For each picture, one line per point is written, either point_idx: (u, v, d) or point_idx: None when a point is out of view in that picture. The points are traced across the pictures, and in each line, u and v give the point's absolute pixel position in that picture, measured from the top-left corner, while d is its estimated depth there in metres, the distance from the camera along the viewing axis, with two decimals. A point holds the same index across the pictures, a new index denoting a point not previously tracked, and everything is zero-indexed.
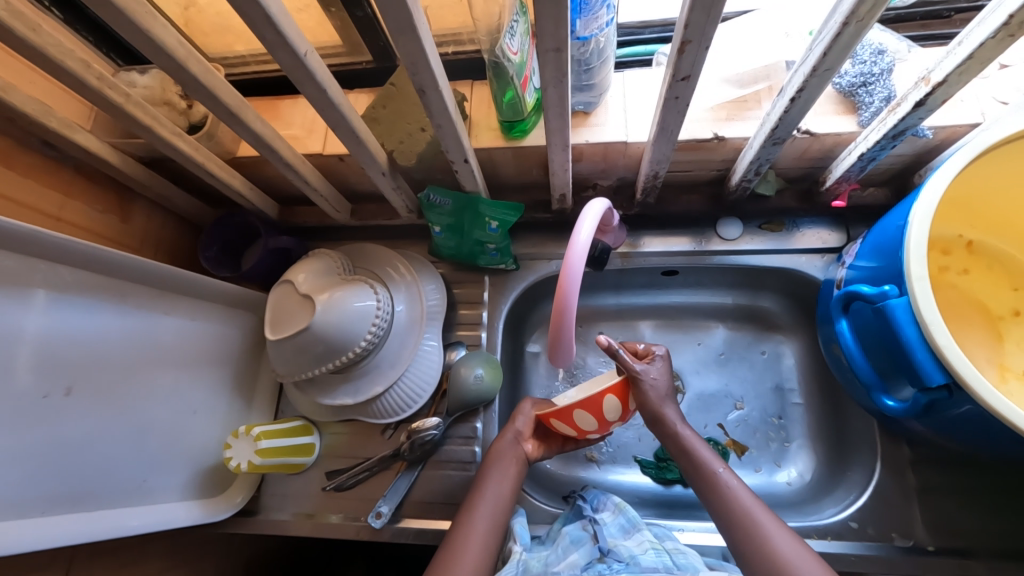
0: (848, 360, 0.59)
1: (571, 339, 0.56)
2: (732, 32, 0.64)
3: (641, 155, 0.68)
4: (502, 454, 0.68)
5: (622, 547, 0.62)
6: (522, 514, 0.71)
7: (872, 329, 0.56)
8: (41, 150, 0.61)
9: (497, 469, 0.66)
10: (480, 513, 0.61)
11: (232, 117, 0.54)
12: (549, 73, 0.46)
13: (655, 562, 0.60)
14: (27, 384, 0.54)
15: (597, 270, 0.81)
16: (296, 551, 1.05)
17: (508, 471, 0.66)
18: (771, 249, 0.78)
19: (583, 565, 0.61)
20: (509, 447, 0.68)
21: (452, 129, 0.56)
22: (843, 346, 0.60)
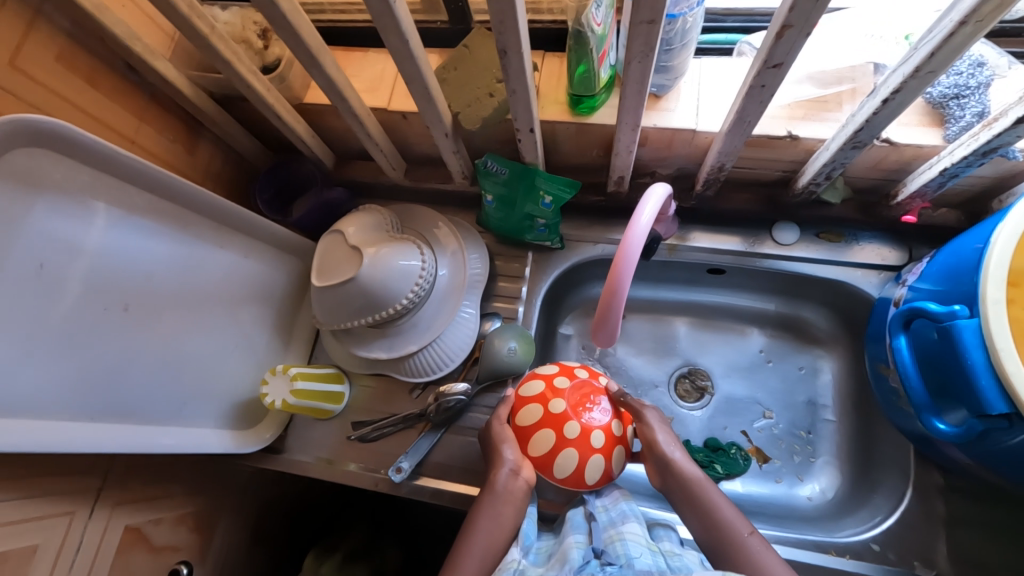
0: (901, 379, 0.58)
1: (617, 320, 0.55)
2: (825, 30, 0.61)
3: (708, 146, 0.66)
4: (501, 491, 0.62)
5: (617, 545, 0.59)
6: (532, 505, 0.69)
7: (932, 352, 0.54)
8: (123, 73, 0.63)
9: (491, 505, 0.61)
10: (484, 536, 0.59)
11: (310, 59, 0.55)
12: (636, 48, 0.45)
13: (650, 565, 0.56)
14: (85, 295, 0.57)
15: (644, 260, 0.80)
16: (295, 500, 1.09)
17: (504, 506, 0.61)
18: (825, 259, 0.76)
19: (578, 566, 0.56)
20: (503, 486, 0.62)
21: (525, 96, 0.55)
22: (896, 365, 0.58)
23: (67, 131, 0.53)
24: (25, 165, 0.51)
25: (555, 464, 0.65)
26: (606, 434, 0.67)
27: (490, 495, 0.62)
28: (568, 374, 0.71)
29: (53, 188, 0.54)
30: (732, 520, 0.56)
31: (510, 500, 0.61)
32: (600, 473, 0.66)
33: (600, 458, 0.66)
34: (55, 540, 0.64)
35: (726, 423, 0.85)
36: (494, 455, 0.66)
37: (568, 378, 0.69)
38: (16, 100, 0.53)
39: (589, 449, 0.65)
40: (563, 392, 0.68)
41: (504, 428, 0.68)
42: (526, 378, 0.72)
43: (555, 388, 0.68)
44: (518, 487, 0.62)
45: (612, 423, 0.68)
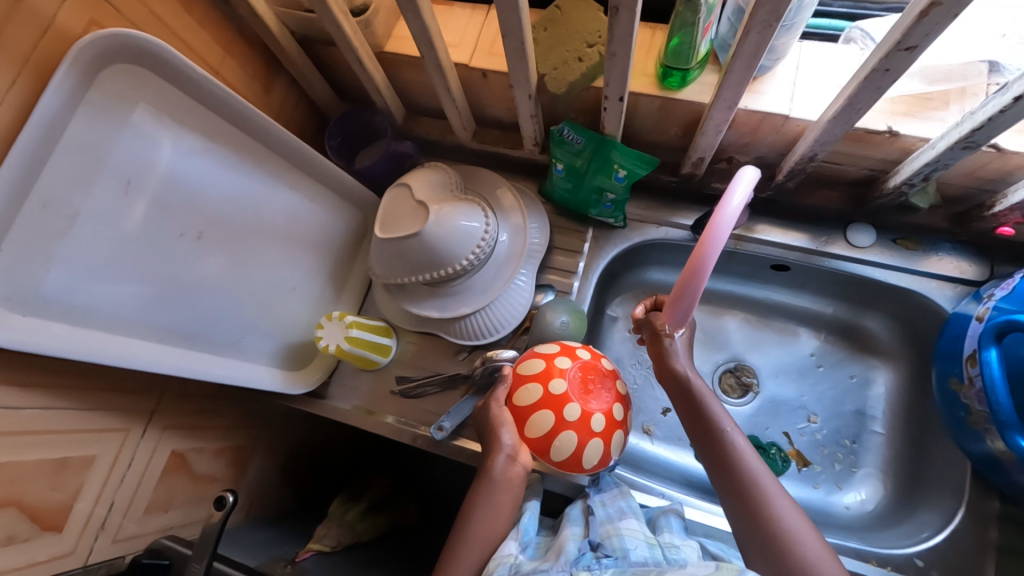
0: (989, 391, 0.56)
1: (694, 299, 0.54)
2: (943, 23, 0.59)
3: (798, 135, 0.64)
4: (498, 479, 0.61)
5: (614, 540, 0.60)
6: (536, 499, 0.69)
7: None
8: (215, 2, 0.63)
9: (486, 493, 0.61)
10: (483, 524, 0.61)
11: (408, 1, 0.54)
12: (760, 16, 0.43)
13: (646, 557, 0.58)
14: (168, 219, 0.58)
15: None
16: (317, 446, 1.11)
17: (502, 494, 0.61)
18: (898, 266, 0.73)
19: (575, 559, 0.58)
20: (501, 473, 0.61)
21: (624, 60, 0.53)
22: (986, 377, 0.56)
23: (165, 53, 0.53)
24: (121, 84, 0.52)
25: (553, 446, 0.62)
26: (606, 418, 0.64)
27: (488, 482, 0.61)
28: (570, 353, 0.66)
29: (145, 104, 0.54)
30: (789, 521, 0.51)
31: (509, 488, 0.61)
32: (598, 458, 0.63)
33: (600, 442, 0.63)
34: (110, 454, 0.66)
35: (768, 423, 0.84)
36: (492, 436, 0.64)
37: (569, 357, 0.65)
38: (118, 15, 0.53)
39: (589, 432, 0.62)
40: (563, 372, 0.64)
41: (500, 410, 0.65)
42: (525, 356, 0.68)
43: (555, 367, 0.64)
44: (514, 475, 0.62)
45: (613, 406, 0.65)
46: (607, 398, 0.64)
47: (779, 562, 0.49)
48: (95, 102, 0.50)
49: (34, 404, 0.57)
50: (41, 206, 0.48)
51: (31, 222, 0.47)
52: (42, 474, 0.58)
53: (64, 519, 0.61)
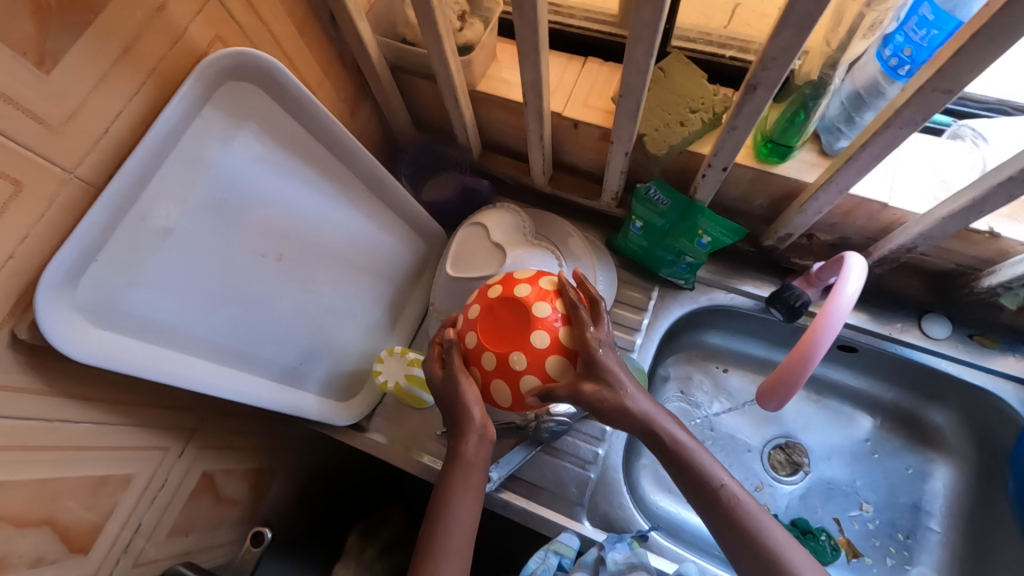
0: None
1: (800, 382, 0.51)
2: None
3: (894, 223, 0.63)
4: (472, 461, 0.58)
5: None
6: (556, 551, 0.66)
7: None
8: (325, 26, 0.63)
9: (459, 482, 0.57)
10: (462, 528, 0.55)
11: (531, 50, 0.54)
12: (906, 113, 0.43)
13: None
14: (251, 239, 0.57)
15: (789, 322, 0.73)
16: (333, 470, 1.06)
17: (477, 478, 0.58)
18: (973, 363, 0.71)
19: None
20: (473, 452, 0.58)
21: (742, 135, 0.53)
22: None
23: (281, 76, 0.52)
24: (234, 102, 0.51)
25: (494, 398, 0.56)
26: (529, 351, 0.53)
27: (463, 469, 0.58)
28: (481, 296, 0.58)
29: (250, 120, 0.53)
30: (779, 539, 0.52)
31: (483, 468, 0.58)
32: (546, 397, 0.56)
33: (535, 380, 0.54)
34: (147, 473, 0.62)
35: (819, 508, 0.81)
36: (458, 415, 0.58)
37: (478, 303, 0.57)
38: (241, 34, 0.52)
39: (515, 376, 0.53)
40: (473, 322, 0.57)
41: (444, 384, 0.59)
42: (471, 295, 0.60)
43: (471, 318, 0.58)
44: (486, 450, 0.59)
45: (537, 333, 0.53)
46: (528, 346, 0.53)
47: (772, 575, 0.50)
48: (209, 119, 0.49)
49: (90, 418, 0.54)
50: (141, 216, 0.47)
51: (128, 233, 0.46)
52: (81, 491, 0.54)
53: (93, 539, 0.57)
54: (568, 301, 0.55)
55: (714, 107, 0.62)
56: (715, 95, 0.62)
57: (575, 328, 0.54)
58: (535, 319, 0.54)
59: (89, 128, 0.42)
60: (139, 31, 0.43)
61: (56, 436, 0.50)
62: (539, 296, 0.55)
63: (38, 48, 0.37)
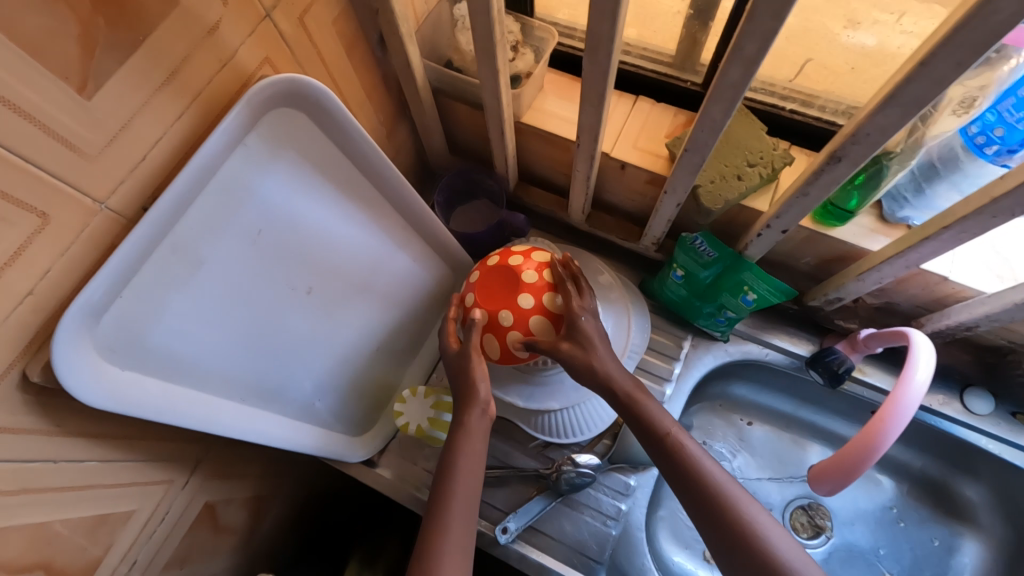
0: None
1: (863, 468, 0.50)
2: None
3: (951, 297, 0.60)
4: (472, 433, 0.56)
5: None
6: None
7: None
8: (373, 48, 0.59)
9: (465, 464, 0.55)
10: (462, 522, 0.52)
11: (596, 94, 0.51)
12: (1004, 202, 0.41)
13: None
14: (284, 271, 0.53)
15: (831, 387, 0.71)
16: (330, 492, 1.02)
17: (478, 449, 0.56)
18: (1015, 443, 0.69)
19: None
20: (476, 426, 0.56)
21: (812, 201, 0.50)
22: None
23: (331, 104, 0.49)
24: (280, 128, 0.48)
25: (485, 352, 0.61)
26: (514, 309, 0.58)
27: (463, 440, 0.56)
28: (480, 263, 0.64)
29: (294, 148, 0.50)
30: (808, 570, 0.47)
31: (484, 440, 0.57)
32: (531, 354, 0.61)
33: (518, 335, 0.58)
34: (148, 507, 0.58)
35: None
36: (464, 386, 0.58)
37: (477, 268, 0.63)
38: (291, 57, 0.49)
39: (503, 330, 0.59)
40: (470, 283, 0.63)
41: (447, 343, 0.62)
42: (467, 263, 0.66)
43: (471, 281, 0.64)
44: (488, 423, 0.58)
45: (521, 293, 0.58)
46: (515, 305, 0.59)
47: None
48: (252, 147, 0.46)
49: (95, 456, 0.49)
50: (174, 248, 0.43)
51: (159, 266, 0.43)
52: (79, 532, 0.50)
53: None
54: (557, 273, 0.60)
55: (773, 162, 0.59)
56: (775, 149, 0.59)
57: (557, 291, 0.59)
58: (525, 282, 0.59)
59: (127, 156, 0.38)
60: (189, 52, 0.40)
61: (58, 477, 0.46)
62: (532, 265, 0.60)
63: (81, 71, 0.34)
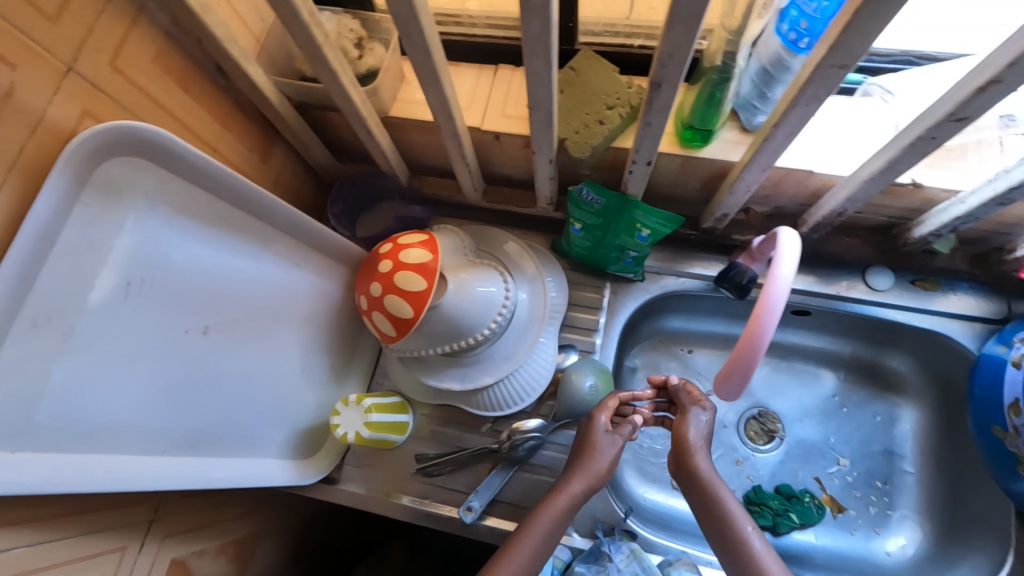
0: None
1: (750, 369, 0.54)
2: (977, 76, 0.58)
3: (822, 189, 0.63)
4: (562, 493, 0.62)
5: None
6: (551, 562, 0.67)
7: None
8: (213, 76, 0.59)
9: (546, 519, 0.60)
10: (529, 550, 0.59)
11: (431, 75, 0.51)
12: (811, 90, 0.43)
13: None
14: (171, 315, 0.53)
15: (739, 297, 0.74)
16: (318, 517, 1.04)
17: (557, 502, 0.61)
18: (920, 308, 0.73)
19: None
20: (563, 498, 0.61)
21: (659, 130, 0.52)
22: None
23: (166, 140, 0.48)
24: (118, 176, 0.47)
25: (381, 327, 0.67)
26: (385, 272, 0.65)
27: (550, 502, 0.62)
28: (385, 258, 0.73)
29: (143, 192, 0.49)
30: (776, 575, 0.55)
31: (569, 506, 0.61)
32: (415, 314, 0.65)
33: (394, 294, 0.64)
34: None
35: (798, 469, 0.82)
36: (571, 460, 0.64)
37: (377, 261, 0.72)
38: (113, 104, 0.48)
39: (382, 294, 0.65)
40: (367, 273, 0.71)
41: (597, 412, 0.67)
42: (365, 256, 0.71)
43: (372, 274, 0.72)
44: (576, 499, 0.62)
45: (389, 257, 0.66)
46: (387, 269, 0.66)
47: None
48: (91, 203, 0.45)
49: (23, 541, 0.49)
50: (35, 321, 0.43)
51: (20, 342, 0.42)
52: None
53: None
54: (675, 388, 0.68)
55: (629, 100, 0.61)
56: (629, 87, 0.61)
57: (427, 252, 0.65)
58: (407, 265, 0.65)
59: None
60: None
61: None
62: (414, 241, 0.67)
63: None
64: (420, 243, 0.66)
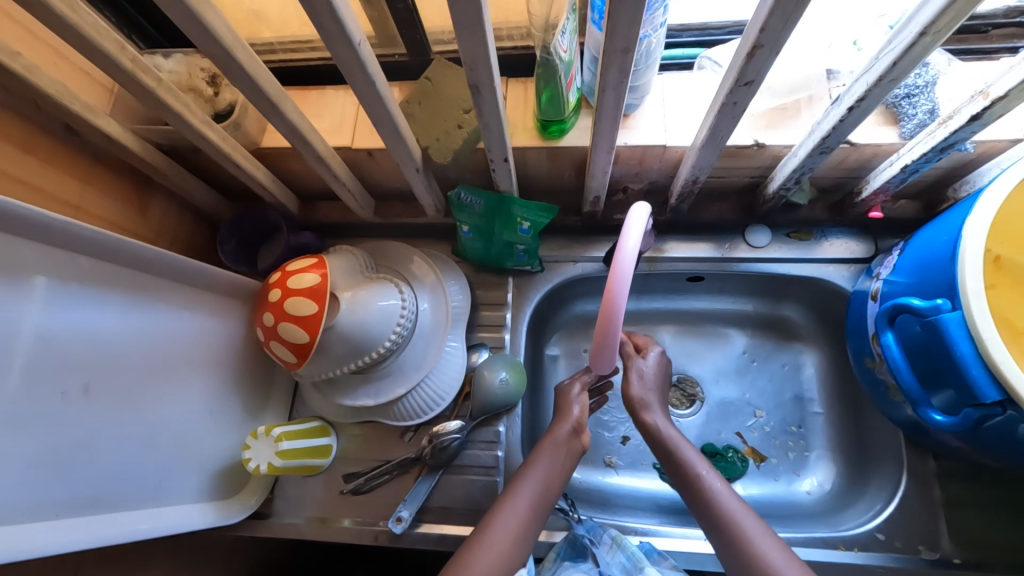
0: (890, 369, 0.55)
1: (616, 341, 0.55)
2: (800, 38, 0.61)
3: (679, 160, 0.67)
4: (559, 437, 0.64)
5: None
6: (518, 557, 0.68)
7: (921, 347, 0.54)
8: (62, 135, 0.59)
9: (545, 459, 0.62)
10: (526, 499, 0.59)
11: (269, 108, 0.53)
12: (611, 75, 0.45)
13: None
14: (48, 379, 0.52)
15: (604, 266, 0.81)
16: None
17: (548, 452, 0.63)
18: (798, 258, 0.77)
19: None
20: (562, 438, 0.64)
21: (498, 129, 0.54)
22: (888, 359, 0.55)
23: (24, 211, 0.47)
24: None
25: (283, 355, 0.66)
26: (276, 301, 0.65)
27: (549, 443, 0.64)
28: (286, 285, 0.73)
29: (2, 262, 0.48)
30: (750, 530, 0.55)
31: (570, 451, 0.64)
32: (311, 336, 0.64)
33: (286, 320, 0.64)
34: None
35: (720, 427, 0.85)
36: (561, 408, 0.68)
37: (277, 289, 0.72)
38: None
39: (275, 323, 0.65)
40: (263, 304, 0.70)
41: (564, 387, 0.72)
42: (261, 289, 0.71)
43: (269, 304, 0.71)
44: (578, 442, 0.65)
45: (279, 284, 0.66)
46: (278, 296, 0.65)
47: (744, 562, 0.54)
48: None
49: None
50: None
51: None
52: None
53: None
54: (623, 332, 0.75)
55: None
56: None
57: (317, 275, 0.65)
58: (298, 290, 0.64)
59: None
60: None
61: None
62: (307, 266, 0.67)
63: None
64: (311, 266, 0.66)
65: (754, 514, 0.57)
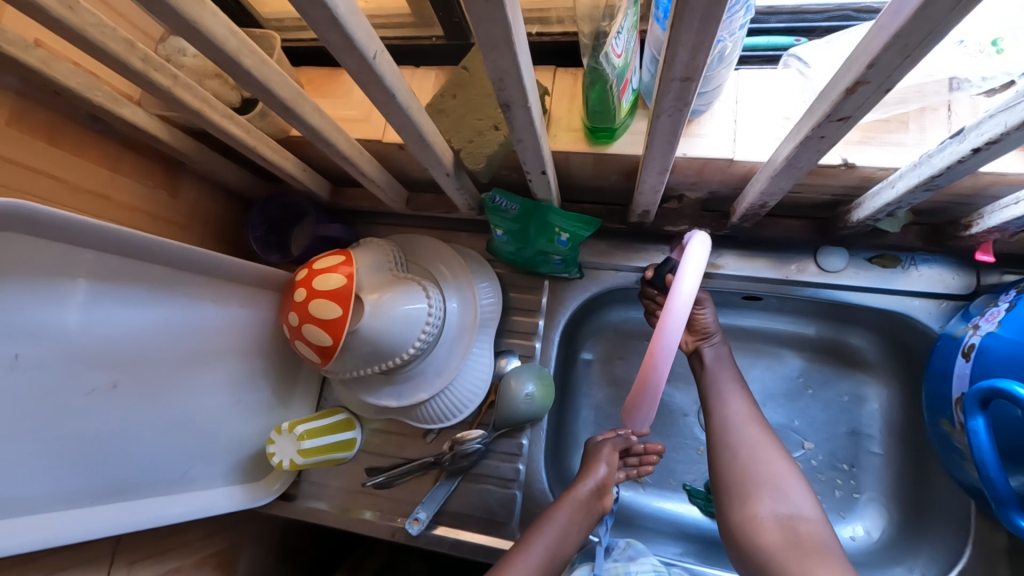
0: (976, 463, 0.47)
1: (659, 382, 0.52)
2: None
3: (747, 174, 0.58)
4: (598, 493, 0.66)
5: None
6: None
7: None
8: (87, 122, 0.57)
9: (565, 513, 0.62)
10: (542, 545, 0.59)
11: (285, 112, 0.48)
12: (668, 101, 0.37)
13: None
14: (78, 375, 0.53)
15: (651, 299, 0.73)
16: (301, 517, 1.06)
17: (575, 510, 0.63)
18: (875, 287, 0.67)
19: None
20: (587, 499, 0.64)
21: (534, 144, 0.48)
22: (975, 448, 0.47)
23: (45, 216, 0.46)
24: None
25: (309, 354, 0.64)
26: (302, 300, 0.62)
27: (569, 501, 0.63)
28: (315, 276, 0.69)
29: (26, 268, 0.47)
30: (756, 446, 0.58)
31: (591, 515, 0.64)
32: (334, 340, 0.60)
33: (310, 322, 0.60)
34: None
35: None
36: (587, 465, 0.68)
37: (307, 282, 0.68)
38: None
39: (300, 323, 0.62)
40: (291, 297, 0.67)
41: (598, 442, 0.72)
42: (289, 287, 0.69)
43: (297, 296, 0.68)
44: (595, 504, 0.65)
45: (305, 283, 0.62)
46: (304, 294, 0.62)
47: (745, 484, 0.56)
48: None
49: None
50: None
51: None
52: None
53: None
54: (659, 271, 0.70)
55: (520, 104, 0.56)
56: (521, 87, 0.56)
57: (342, 277, 0.60)
58: (322, 292, 0.61)
59: None
60: None
61: None
62: (334, 264, 0.62)
63: None
64: (338, 266, 0.62)
65: (778, 451, 0.58)
